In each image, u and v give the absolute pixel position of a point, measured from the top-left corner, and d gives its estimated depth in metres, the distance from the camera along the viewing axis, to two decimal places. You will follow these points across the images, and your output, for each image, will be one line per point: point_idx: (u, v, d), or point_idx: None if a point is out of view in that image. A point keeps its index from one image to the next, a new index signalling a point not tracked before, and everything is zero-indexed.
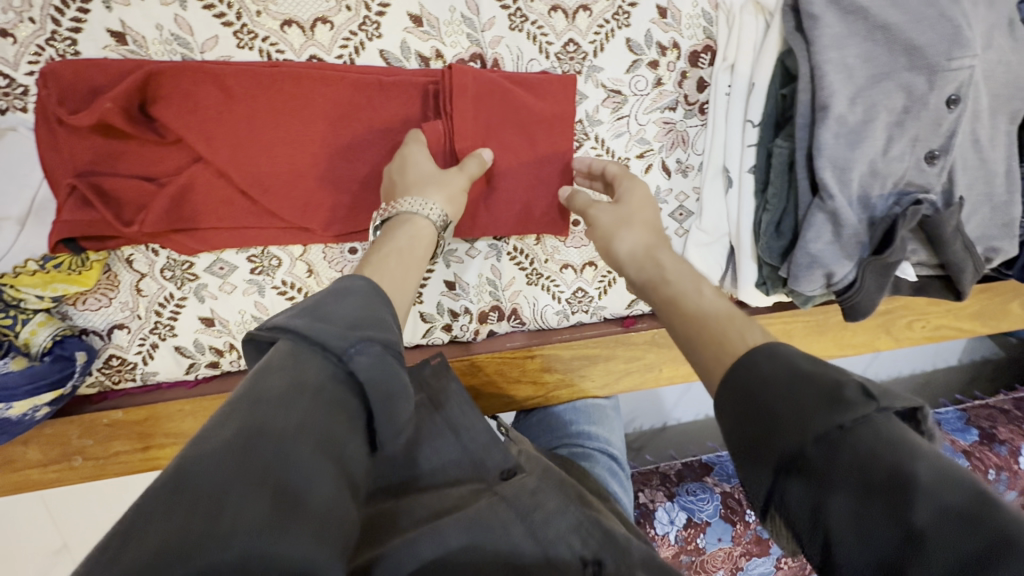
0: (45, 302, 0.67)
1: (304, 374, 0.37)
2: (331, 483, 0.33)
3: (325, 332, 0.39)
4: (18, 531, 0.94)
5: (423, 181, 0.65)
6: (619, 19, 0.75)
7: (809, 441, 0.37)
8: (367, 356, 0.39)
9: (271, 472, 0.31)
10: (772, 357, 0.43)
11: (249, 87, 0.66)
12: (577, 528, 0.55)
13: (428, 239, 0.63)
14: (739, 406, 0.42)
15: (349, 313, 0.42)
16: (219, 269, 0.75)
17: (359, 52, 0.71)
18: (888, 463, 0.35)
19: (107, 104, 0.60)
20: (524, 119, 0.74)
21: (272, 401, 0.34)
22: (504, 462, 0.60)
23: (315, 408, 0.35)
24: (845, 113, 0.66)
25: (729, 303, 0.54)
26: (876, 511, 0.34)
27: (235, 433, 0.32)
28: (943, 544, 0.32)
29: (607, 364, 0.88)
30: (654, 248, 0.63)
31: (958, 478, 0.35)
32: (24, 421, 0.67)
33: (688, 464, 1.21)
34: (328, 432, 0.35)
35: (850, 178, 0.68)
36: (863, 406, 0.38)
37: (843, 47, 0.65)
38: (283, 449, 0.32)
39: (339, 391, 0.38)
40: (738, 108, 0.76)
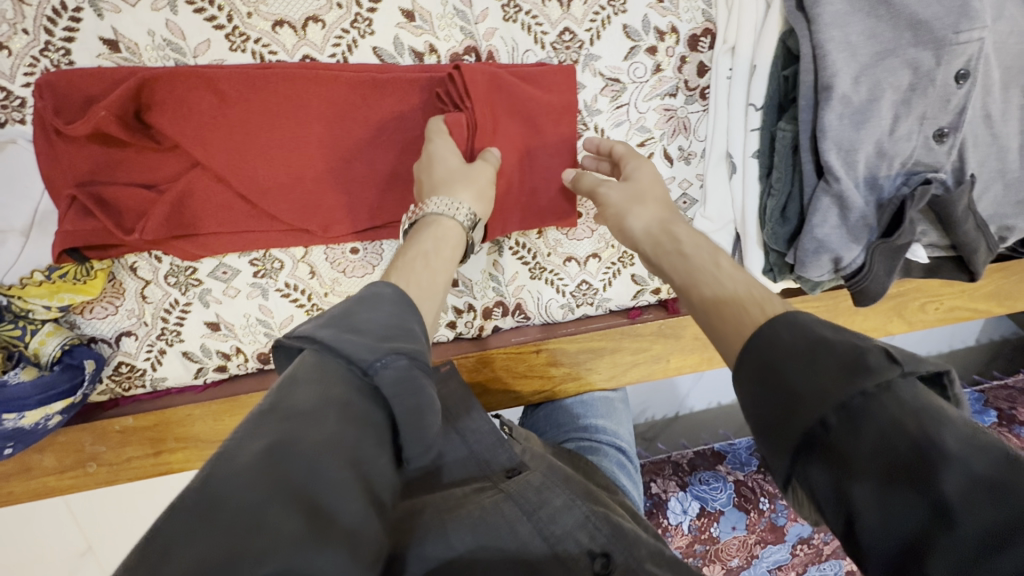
0: (53, 312, 0.69)
1: (333, 389, 0.37)
2: (360, 502, 0.33)
3: (353, 344, 0.39)
4: (42, 534, 0.96)
5: (451, 178, 0.64)
6: (616, 5, 0.74)
7: (829, 410, 0.36)
8: (393, 370, 0.40)
9: (303, 488, 0.31)
10: (791, 327, 0.42)
11: (243, 91, 0.65)
12: (584, 523, 0.55)
13: (454, 241, 0.62)
14: (761, 381, 0.42)
15: (378, 322, 0.43)
16: (223, 274, 0.75)
17: (351, 50, 0.70)
18: (915, 433, 0.34)
19: (101, 112, 0.60)
20: (528, 112, 0.72)
21: (300, 414, 0.34)
22: (509, 461, 0.60)
23: (345, 422, 0.35)
24: (849, 92, 0.64)
25: (746, 275, 0.54)
26: (902, 484, 0.33)
27: (266, 447, 0.32)
28: (973, 516, 0.31)
29: (614, 357, 0.88)
30: (670, 222, 0.63)
31: (989, 445, 0.33)
32: (37, 430, 0.68)
33: (700, 453, 1.20)
34: (357, 447, 0.35)
35: (857, 160, 0.66)
36: (888, 371, 0.36)
37: (846, 25, 0.63)
38: (314, 462, 0.32)
39: (367, 406, 0.38)
40: (740, 91, 0.74)
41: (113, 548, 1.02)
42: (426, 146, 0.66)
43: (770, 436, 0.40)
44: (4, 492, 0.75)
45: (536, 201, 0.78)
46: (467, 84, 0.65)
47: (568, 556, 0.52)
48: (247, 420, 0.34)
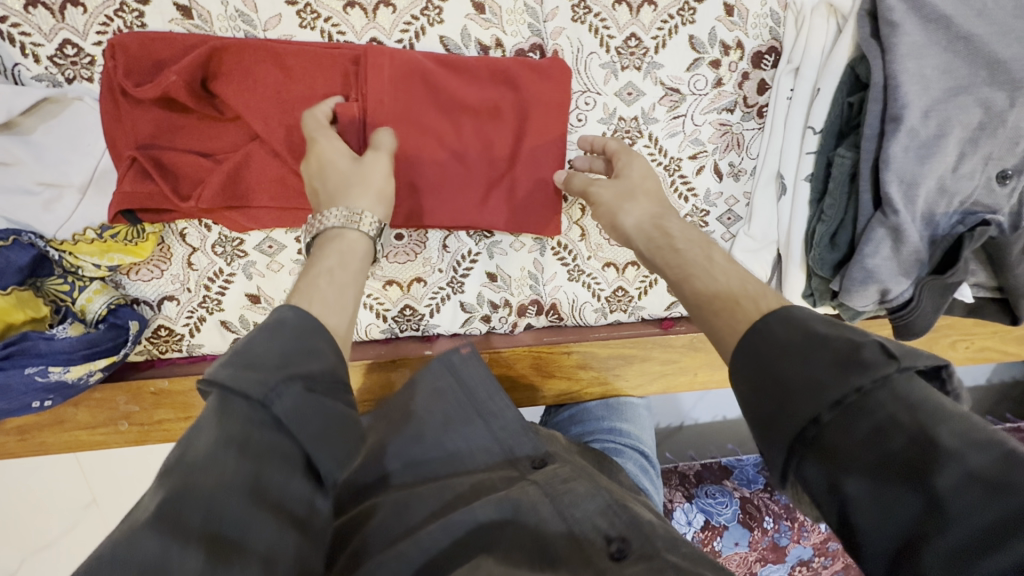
0: (102, 271, 0.69)
1: (232, 428, 0.39)
2: (271, 525, 0.37)
3: (248, 381, 0.40)
4: (50, 485, 0.98)
5: (344, 182, 0.60)
6: (685, 14, 0.73)
7: (823, 406, 0.41)
8: (290, 398, 0.41)
9: (207, 530, 0.35)
10: (785, 322, 0.46)
11: (309, 70, 0.66)
12: (605, 508, 0.56)
13: (360, 252, 0.59)
14: (753, 378, 0.46)
15: (276, 351, 0.44)
16: (268, 247, 0.75)
17: (418, 38, 0.70)
18: (911, 429, 0.38)
19: (172, 77, 0.60)
20: (420, 107, 0.68)
21: (196, 464, 0.37)
22: (533, 451, 0.64)
23: (247, 460, 0.38)
24: (917, 126, 0.64)
25: (739, 267, 0.56)
26: (898, 482, 0.37)
27: (163, 503, 0.35)
28: (964, 512, 0.35)
29: (643, 365, 0.88)
30: (661, 217, 0.64)
31: (986, 441, 0.37)
32: (78, 385, 0.69)
33: (707, 465, 1.21)
34: (260, 478, 0.38)
35: (917, 195, 0.66)
36: (884, 366, 0.40)
37: (921, 57, 0.63)
38: (214, 509, 0.36)
39: (271, 439, 0.40)
40: (800, 113, 0.74)
41: (120, 503, 1.03)
42: (312, 147, 0.61)
43: (764, 430, 0.44)
44: (38, 441, 0.76)
45: (467, 202, 0.73)
46: (369, 67, 0.65)
47: (583, 536, 0.54)
48: (155, 477, 0.37)
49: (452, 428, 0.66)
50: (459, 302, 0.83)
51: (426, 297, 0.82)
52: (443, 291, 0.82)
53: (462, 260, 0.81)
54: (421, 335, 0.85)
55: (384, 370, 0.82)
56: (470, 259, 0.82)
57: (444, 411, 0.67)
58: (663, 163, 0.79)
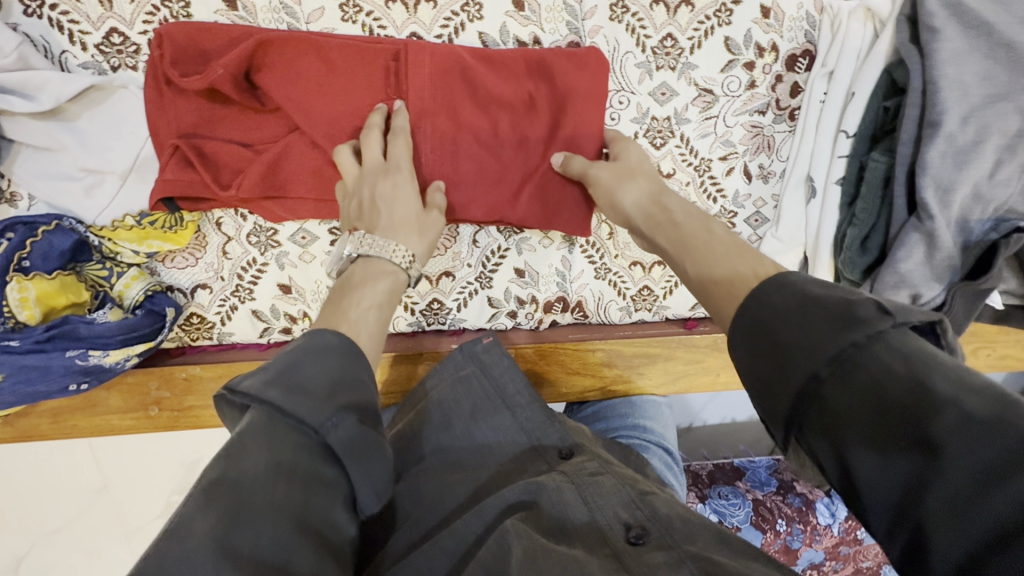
0: (139, 258, 0.71)
1: (281, 452, 0.40)
2: (311, 554, 0.37)
3: (302, 407, 0.41)
4: (72, 468, 0.99)
5: (406, 222, 0.65)
6: (721, 16, 0.74)
7: (820, 363, 0.41)
8: (344, 429, 0.42)
9: (254, 557, 0.35)
10: (781, 288, 0.46)
11: (352, 64, 0.66)
12: (628, 501, 0.55)
13: (395, 288, 0.64)
14: (754, 344, 0.46)
15: (327, 376, 0.45)
16: (302, 238, 0.76)
17: (458, 33, 0.71)
18: (905, 377, 0.39)
19: (219, 71, 0.61)
20: (459, 102, 0.69)
21: (248, 486, 0.38)
22: (561, 441, 0.64)
23: (294, 487, 0.39)
24: (955, 131, 0.65)
25: (736, 236, 0.58)
26: (896, 430, 0.38)
27: (216, 523, 0.36)
28: (960, 454, 0.35)
29: (666, 364, 0.88)
30: (659, 195, 0.65)
31: (979, 386, 0.38)
32: (115, 369, 0.70)
33: (720, 466, 1.21)
34: (306, 506, 0.39)
35: (953, 200, 0.67)
36: (877, 322, 0.41)
37: (961, 63, 0.64)
38: (264, 536, 0.36)
39: (318, 465, 0.41)
40: (833, 117, 0.75)
41: (137, 488, 1.04)
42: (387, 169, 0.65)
43: (767, 396, 0.45)
44: (70, 424, 0.77)
45: (500, 197, 0.73)
46: (410, 62, 0.66)
47: (605, 526, 0.53)
48: (195, 493, 0.38)
49: (480, 418, 0.66)
50: (487, 297, 0.83)
51: (453, 292, 0.83)
52: (471, 286, 0.83)
53: (491, 255, 0.82)
54: (448, 328, 0.86)
55: (410, 362, 0.82)
56: (498, 255, 0.82)
57: (471, 401, 0.68)
58: (694, 164, 0.80)
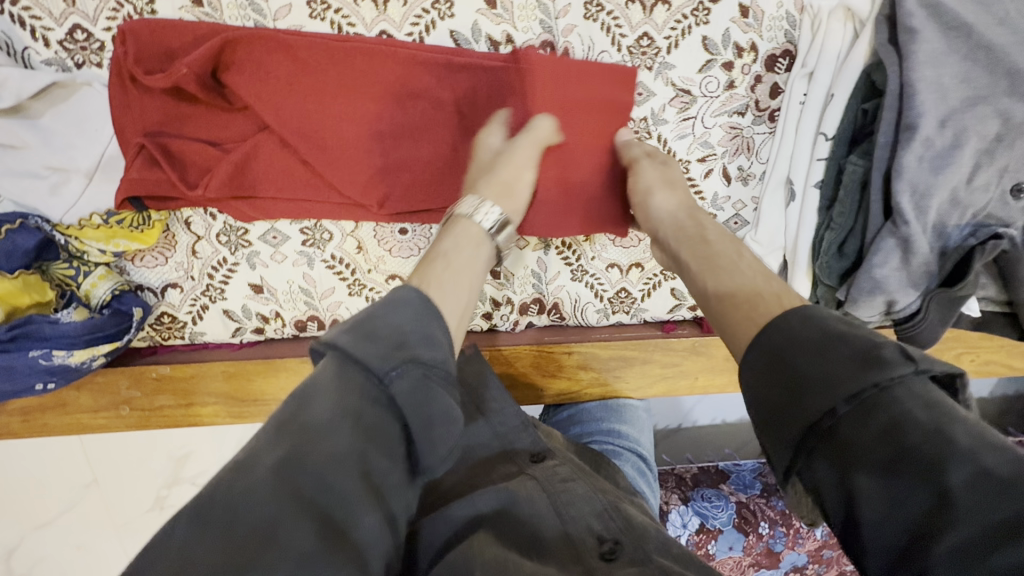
0: (107, 257, 0.70)
1: (348, 399, 0.39)
2: (369, 510, 0.36)
3: (369, 352, 0.41)
4: (50, 466, 0.99)
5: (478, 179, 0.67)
6: (699, 15, 0.72)
7: (840, 400, 0.40)
8: (407, 379, 0.42)
9: (315, 499, 0.34)
10: (806, 320, 0.46)
11: (321, 62, 0.66)
12: (600, 512, 0.55)
13: (477, 240, 0.63)
14: (769, 371, 0.45)
15: (396, 326, 0.44)
16: (273, 238, 0.75)
17: (429, 31, 0.70)
18: (925, 425, 0.38)
19: (184, 70, 0.60)
20: (437, 102, 0.69)
21: (316, 428, 0.37)
22: (533, 445, 0.64)
23: (356, 435, 0.38)
24: (932, 135, 0.64)
25: (765, 265, 0.57)
26: (909, 477, 0.37)
27: (283, 459, 0.35)
28: (972, 506, 0.34)
29: (644, 367, 0.87)
30: (693, 211, 0.65)
31: (1000, 444, 0.37)
32: (82, 369, 0.70)
33: (704, 468, 1.20)
34: (366, 456, 0.38)
35: (929, 206, 0.66)
36: (899, 367, 0.40)
37: (939, 66, 0.63)
38: (329, 476, 0.35)
39: (380, 415, 0.40)
40: (812, 119, 0.73)
41: (118, 485, 1.04)
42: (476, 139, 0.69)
43: (776, 424, 0.44)
44: (40, 423, 0.77)
45: None
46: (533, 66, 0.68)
47: (577, 539, 0.52)
48: (269, 430, 0.38)
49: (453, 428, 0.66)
50: None
51: None
52: None
53: None
54: None
55: None
56: None
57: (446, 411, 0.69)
58: None
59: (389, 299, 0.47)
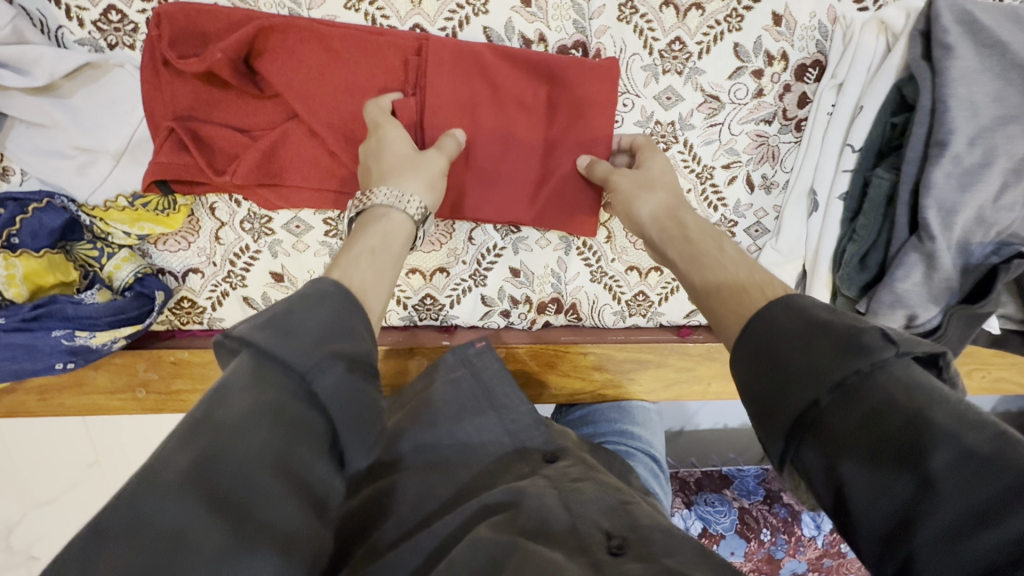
0: (131, 239, 0.70)
1: (267, 395, 0.37)
2: (294, 506, 0.35)
3: (292, 350, 0.40)
4: (57, 445, 0.99)
5: (400, 168, 0.62)
6: (732, 21, 0.72)
7: (824, 390, 0.41)
8: (332, 375, 0.41)
9: (234, 498, 0.33)
10: (789, 310, 0.46)
11: (353, 52, 0.65)
12: (611, 509, 0.54)
13: (402, 234, 0.60)
14: (758, 365, 0.46)
15: (316, 325, 0.43)
16: (296, 227, 0.75)
17: (462, 26, 0.70)
18: (906, 409, 0.38)
19: (218, 54, 0.60)
20: (471, 102, 0.69)
21: (231, 426, 0.35)
22: (545, 445, 0.64)
23: (278, 430, 0.36)
24: (962, 153, 0.64)
25: (748, 258, 0.58)
26: (892, 462, 0.37)
27: (194, 462, 0.33)
28: (955, 489, 0.35)
29: (658, 370, 0.88)
30: (676, 210, 0.65)
31: (980, 421, 0.37)
32: (102, 350, 0.70)
33: (708, 473, 1.21)
34: (288, 450, 0.36)
35: (955, 222, 0.66)
36: (881, 351, 0.40)
37: (972, 83, 0.63)
38: (243, 476, 0.34)
39: (304, 412, 0.38)
40: (839, 130, 0.74)
41: (124, 467, 1.04)
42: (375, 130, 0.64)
43: (766, 417, 0.44)
44: (56, 403, 0.77)
45: (515, 196, 0.73)
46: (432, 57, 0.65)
47: (585, 534, 0.51)
48: (175, 433, 0.35)
49: (465, 419, 0.66)
50: (480, 295, 0.83)
51: (447, 288, 0.82)
52: (465, 283, 0.82)
53: (486, 254, 0.81)
54: (440, 324, 0.85)
55: (400, 356, 0.82)
56: (494, 252, 0.81)
57: (459, 402, 0.68)
58: (696, 171, 0.78)
59: (299, 292, 0.45)
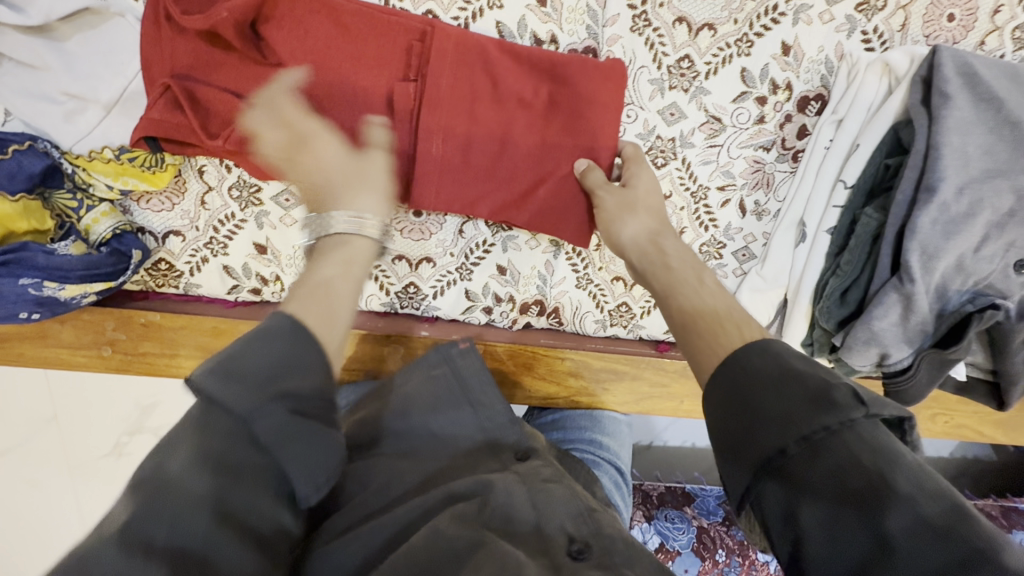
0: (113, 193, 0.68)
1: (211, 442, 0.37)
2: (234, 550, 0.35)
3: (232, 395, 0.37)
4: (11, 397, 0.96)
5: (334, 174, 0.62)
6: (741, 46, 0.73)
7: (792, 440, 0.41)
8: (273, 419, 0.38)
9: (173, 547, 0.34)
10: (765, 354, 0.47)
11: (363, 31, 0.65)
12: (576, 514, 0.53)
13: (364, 260, 0.58)
14: (730, 404, 0.46)
15: (264, 363, 0.39)
16: (285, 201, 0.74)
17: (475, 18, 0.69)
18: (870, 469, 0.39)
19: (223, 14, 0.59)
20: (471, 94, 0.68)
21: (174, 479, 0.35)
22: (518, 443, 0.63)
23: (219, 479, 0.36)
24: (949, 201, 0.66)
25: (727, 295, 0.58)
26: (853, 519, 0.38)
27: (138, 517, 0.34)
28: (911, 555, 0.35)
29: (633, 383, 0.88)
30: (658, 235, 0.66)
31: (938, 491, 0.38)
32: (70, 304, 0.68)
33: (671, 489, 1.22)
34: (230, 499, 0.36)
35: (935, 267, 0.67)
36: (852, 409, 0.41)
37: (966, 134, 0.65)
38: (182, 528, 0.34)
39: (248, 454, 0.37)
40: (834, 165, 0.75)
41: (79, 427, 1.01)
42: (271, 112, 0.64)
43: (732, 454, 0.44)
44: (17, 353, 0.75)
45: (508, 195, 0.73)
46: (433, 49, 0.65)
47: (548, 536, 0.51)
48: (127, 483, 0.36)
49: (439, 411, 0.66)
50: (464, 289, 0.82)
51: (432, 278, 0.82)
52: (450, 276, 0.82)
53: (475, 249, 0.81)
54: (421, 314, 0.84)
55: (377, 343, 0.81)
56: (483, 248, 0.81)
57: (433, 394, 0.67)
58: (691, 190, 0.79)
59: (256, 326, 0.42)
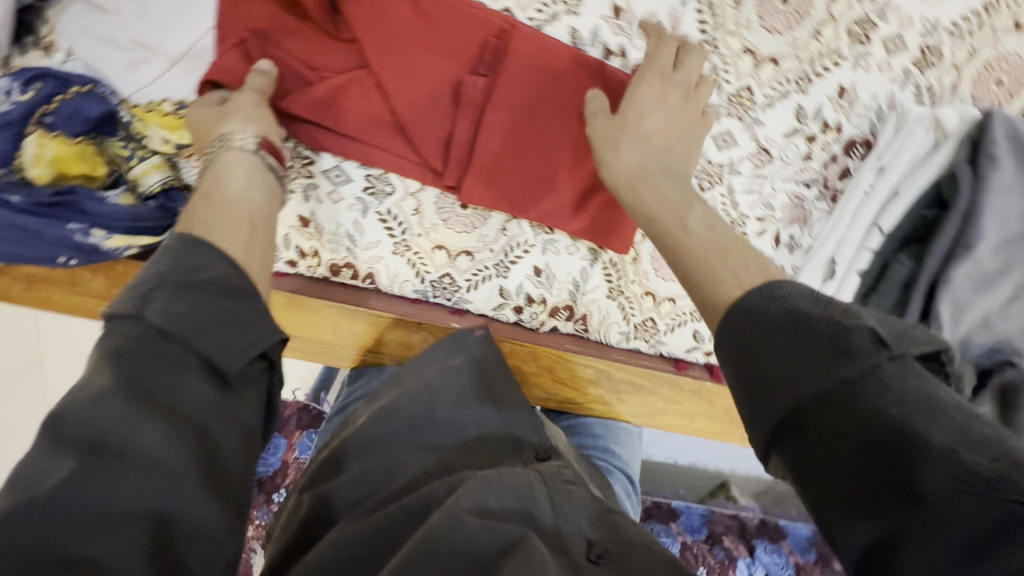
0: (166, 147, 0.67)
1: (113, 343, 0.45)
2: (151, 429, 0.43)
3: (124, 303, 0.46)
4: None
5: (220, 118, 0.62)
6: (802, 83, 0.75)
7: (806, 396, 0.46)
8: (160, 305, 0.46)
9: (88, 435, 0.41)
10: (771, 298, 0.52)
11: (440, 18, 0.65)
12: (594, 518, 0.54)
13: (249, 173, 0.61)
14: (740, 356, 0.51)
15: (159, 271, 0.48)
16: (335, 176, 0.74)
17: (551, 21, 0.69)
18: (897, 421, 0.43)
19: None
20: (537, 96, 0.69)
21: (83, 383, 0.43)
22: (540, 443, 0.64)
23: (122, 376, 0.44)
24: (983, 259, 0.69)
25: (720, 233, 0.62)
26: (888, 475, 0.42)
27: (56, 415, 0.42)
28: (947, 504, 0.39)
29: (647, 397, 0.90)
30: (648, 171, 0.67)
31: (977, 440, 0.41)
32: (111, 256, 0.66)
33: (657, 503, 1.22)
34: (136, 386, 0.44)
35: (963, 319, 0.71)
36: (867, 356, 0.46)
37: (1005, 197, 0.69)
38: (97, 420, 0.42)
39: (152, 348, 0.45)
40: (872, 210, 0.76)
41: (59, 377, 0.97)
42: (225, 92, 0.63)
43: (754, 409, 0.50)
44: (42, 294, 0.73)
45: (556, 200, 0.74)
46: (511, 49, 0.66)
47: (568, 538, 0.52)
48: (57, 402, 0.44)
49: (462, 407, 0.68)
50: (499, 286, 0.83)
51: (468, 272, 0.81)
52: (486, 271, 0.82)
53: (514, 248, 0.81)
54: (451, 305, 0.84)
55: (406, 329, 0.82)
56: (522, 249, 0.81)
57: (457, 390, 0.70)
58: (731, 216, 0.81)
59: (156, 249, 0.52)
